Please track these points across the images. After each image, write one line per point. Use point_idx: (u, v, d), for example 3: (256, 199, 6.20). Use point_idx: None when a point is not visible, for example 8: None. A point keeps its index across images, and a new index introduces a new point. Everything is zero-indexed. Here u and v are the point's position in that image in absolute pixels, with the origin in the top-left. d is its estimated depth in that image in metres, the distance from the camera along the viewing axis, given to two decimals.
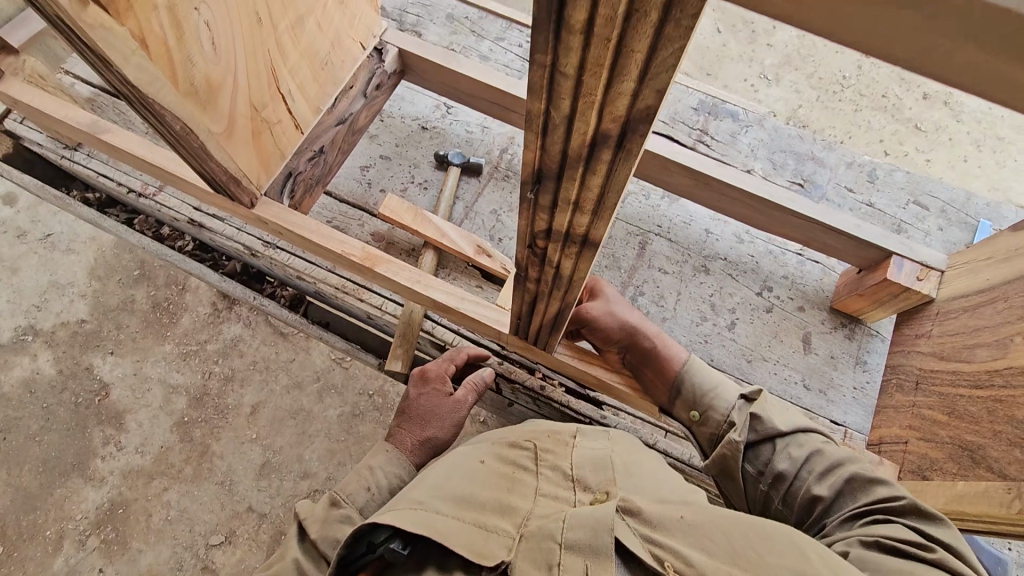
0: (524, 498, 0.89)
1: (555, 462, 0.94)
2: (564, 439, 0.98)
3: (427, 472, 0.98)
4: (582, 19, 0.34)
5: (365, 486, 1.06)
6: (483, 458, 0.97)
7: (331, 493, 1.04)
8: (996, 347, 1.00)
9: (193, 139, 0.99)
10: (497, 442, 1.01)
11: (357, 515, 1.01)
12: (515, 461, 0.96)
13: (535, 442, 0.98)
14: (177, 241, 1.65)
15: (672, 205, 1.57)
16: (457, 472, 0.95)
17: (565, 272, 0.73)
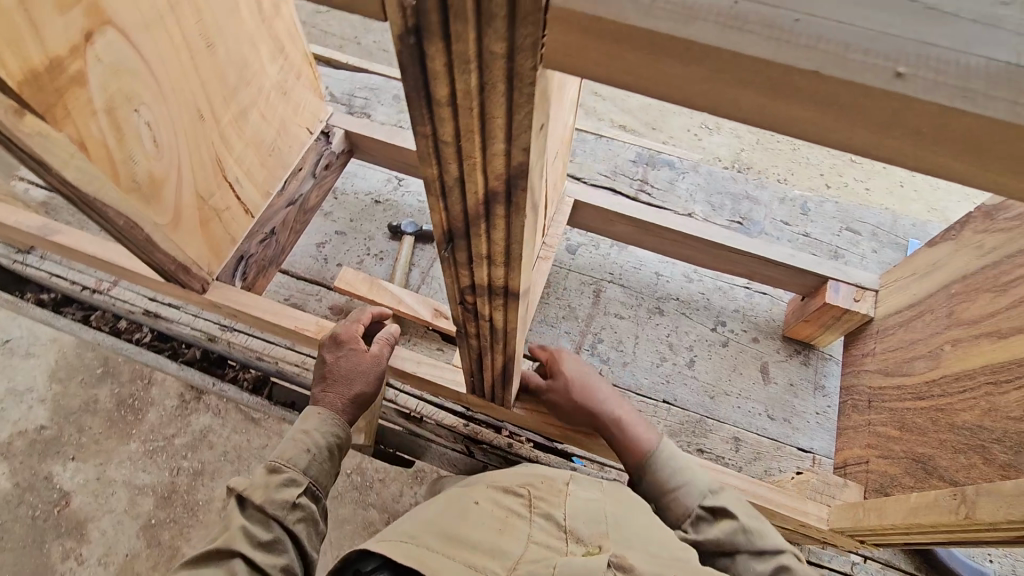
0: (516, 541, 0.85)
1: (547, 510, 0.90)
2: (560, 485, 0.94)
3: (420, 510, 0.94)
4: (445, 93, 0.39)
5: (304, 447, 1.05)
6: (477, 499, 0.93)
7: (270, 461, 1.03)
8: (929, 357, 1.04)
9: (139, 234, 1.02)
10: (492, 485, 0.96)
11: (301, 477, 1.01)
12: (509, 506, 0.92)
13: (530, 488, 0.94)
14: (135, 333, 1.63)
15: (621, 253, 1.63)
16: (449, 512, 0.91)
17: (499, 325, 0.75)
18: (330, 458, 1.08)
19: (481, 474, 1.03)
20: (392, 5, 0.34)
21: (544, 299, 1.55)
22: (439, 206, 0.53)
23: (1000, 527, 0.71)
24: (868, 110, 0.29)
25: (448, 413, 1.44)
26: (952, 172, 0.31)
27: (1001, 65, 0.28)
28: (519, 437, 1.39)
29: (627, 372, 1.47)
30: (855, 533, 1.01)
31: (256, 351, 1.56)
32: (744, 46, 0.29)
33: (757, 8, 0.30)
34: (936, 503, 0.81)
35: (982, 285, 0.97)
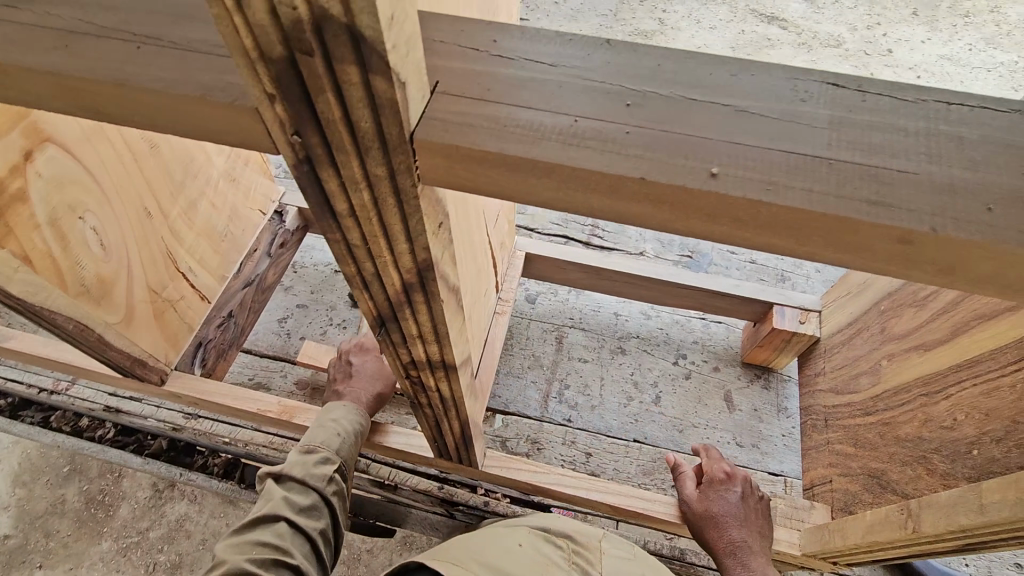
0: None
1: (584, 566, 0.91)
2: (598, 546, 0.96)
3: (465, 540, 0.94)
4: (345, 207, 0.43)
5: (335, 432, 1.11)
6: (523, 543, 0.93)
7: (303, 443, 1.08)
8: (870, 373, 1.08)
9: (91, 336, 1.00)
10: (535, 531, 0.97)
11: (335, 455, 1.07)
12: (550, 554, 0.92)
13: (568, 544, 0.95)
14: (98, 430, 1.59)
15: (579, 297, 1.65)
16: (496, 548, 0.91)
17: (446, 393, 0.77)
18: (355, 442, 1.14)
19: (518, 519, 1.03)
20: (281, 141, 0.38)
21: (508, 351, 1.56)
22: (364, 295, 0.56)
23: (945, 537, 0.74)
24: (696, 205, 0.34)
25: (422, 478, 1.43)
26: (779, 245, 0.36)
27: (798, 158, 0.33)
28: (495, 494, 1.39)
29: (596, 415, 1.48)
30: (826, 555, 1.02)
31: (222, 436, 1.53)
32: (580, 160, 0.34)
33: (592, 125, 0.35)
34: (888, 519, 0.84)
35: (906, 300, 1.03)
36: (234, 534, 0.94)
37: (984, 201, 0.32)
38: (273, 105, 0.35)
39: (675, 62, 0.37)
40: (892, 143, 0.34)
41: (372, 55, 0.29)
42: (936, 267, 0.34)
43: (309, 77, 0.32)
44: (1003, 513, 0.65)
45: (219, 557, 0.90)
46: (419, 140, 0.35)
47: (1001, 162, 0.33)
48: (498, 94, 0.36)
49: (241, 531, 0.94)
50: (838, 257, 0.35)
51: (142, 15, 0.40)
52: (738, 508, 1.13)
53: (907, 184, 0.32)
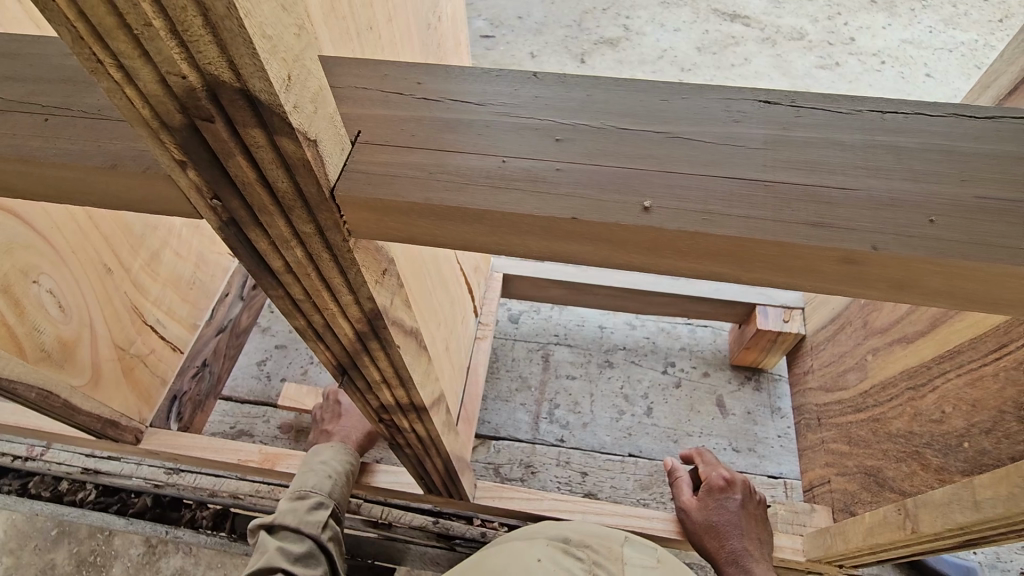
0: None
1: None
2: (619, 554, 0.88)
3: (480, 561, 0.87)
4: (281, 264, 0.41)
5: (325, 474, 1.07)
6: (541, 557, 0.84)
7: (292, 490, 1.03)
8: (856, 369, 1.07)
9: (56, 401, 0.97)
10: (553, 542, 0.88)
11: (327, 499, 1.03)
12: (568, 567, 0.84)
13: (590, 554, 0.87)
14: (78, 493, 1.55)
15: (562, 313, 1.64)
16: (511, 567, 0.82)
17: (423, 434, 0.75)
18: (347, 482, 1.10)
19: (539, 528, 0.95)
20: (200, 205, 0.36)
21: (494, 374, 1.53)
22: (319, 347, 0.54)
23: (945, 535, 0.72)
24: (633, 240, 0.32)
25: (417, 513, 1.39)
26: (726, 273, 0.34)
27: (734, 184, 0.32)
28: (492, 523, 1.34)
29: (589, 432, 1.45)
30: (831, 560, 1.00)
31: (206, 489, 1.47)
32: (508, 204, 0.32)
33: (521, 165, 0.33)
34: (887, 521, 0.81)
35: None
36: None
37: (925, 214, 0.30)
38: (185, 172, 0.33)
39: (605, 90, 0.36)
40: (831, 159, 0.32)
41: (274, 117, 0.28)
42: (888, 284, 0.32)
43: (214, 141, 0.30)
44: (997, 510, 0.63)
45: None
46: (342, 195, 0.33)
47: (941, 172, 0.32)
48: (420, 140, 0.35)
49: None
50: (788, 281, 0.34)
51: (47, 85, 0.38)
52: (742, 516, 1.08)
53: (848, 203, 0.31)
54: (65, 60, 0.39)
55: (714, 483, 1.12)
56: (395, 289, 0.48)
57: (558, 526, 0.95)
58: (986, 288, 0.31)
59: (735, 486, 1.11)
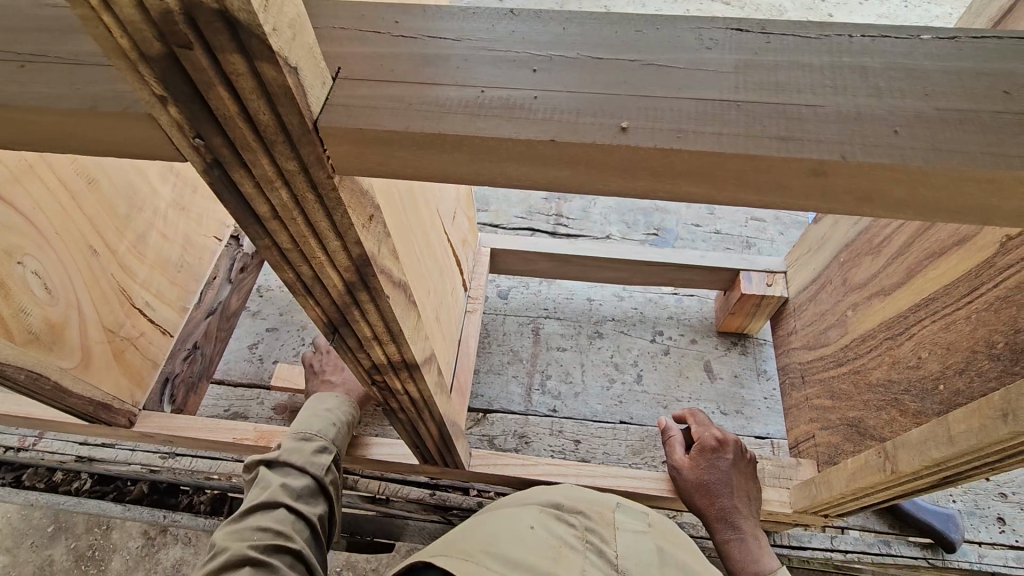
0: (571, 573, 0.74)
1: (600, 546, 0.80)
2: (610, 519, 0.85)
3: (472, 529, 0.85)
4: (267, 209, 0.41)
5: (329, 421, 1.10)
6: (532, 524, 0.82)
7: (294, 433, 1.04)
8: (838, 325, 1.10)
9: (46, 383, 0.97)
10: (545, 509, 0.86)
11: (331, 444, 1.05)
12: (561, 535, 0.81)
13: (583, 521, 0.84)
14: (74, 482, 1.55)
15: (551, 287, 1.66)
16: (503, 535, 0.80)
17: (416, 395, 0.76)
18: (348, 432, 1.13)
19: (534, 493, 0.93)
20: (184, 145, 0.36)
21: (485, 349, 1.55)
22: (309, 302, 0.55)
23: (922, 473, 0.75)
24: (611, 162, 0.34)
25: (414, 487, 1.39)
26: (698, 194, 0.36)
27: (705, 104, 0.33)
28: (487, 493, 1.37)
29: (581, 402, 1.47)
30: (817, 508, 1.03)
31: (203, 472, 1.45)
32: (489, 130, 0.33)
33: (499, 95, 0.34)
34: (868, 465, 0.84)
35: (863, 249, 1.05)
36: (233, 523, 0.90)
37: (889, 125, 0.32)
38: (167, 109, 0.33)
39: (580, 24, 0.37)
40: (799, 80, 0.34)
41: (253, 41, 0.28)
42: (854, 196, 0.34)
43: (194, 71, 0.30)
44: (970, 442, 0.65)
45: (220, 545, 0.87)
46: (325, 127, 0.34)
47: (901, 86, 0.33)
48: (400, 74, 0.35)
49: (239, 518, 0.91)
50: (759, 199, 0.36)
51: (21, 33, 0.38)
52: (734, 474, 1.10)
53: (815, 118, 0.32)
54: (41, 9, 0.39)
55: (709, 441, 1.13)
56: (382, 237, 0.49)
57: (552, 491, 0.92)
58: (944, 194, 0.33)
59: (730, 443, 1.13)
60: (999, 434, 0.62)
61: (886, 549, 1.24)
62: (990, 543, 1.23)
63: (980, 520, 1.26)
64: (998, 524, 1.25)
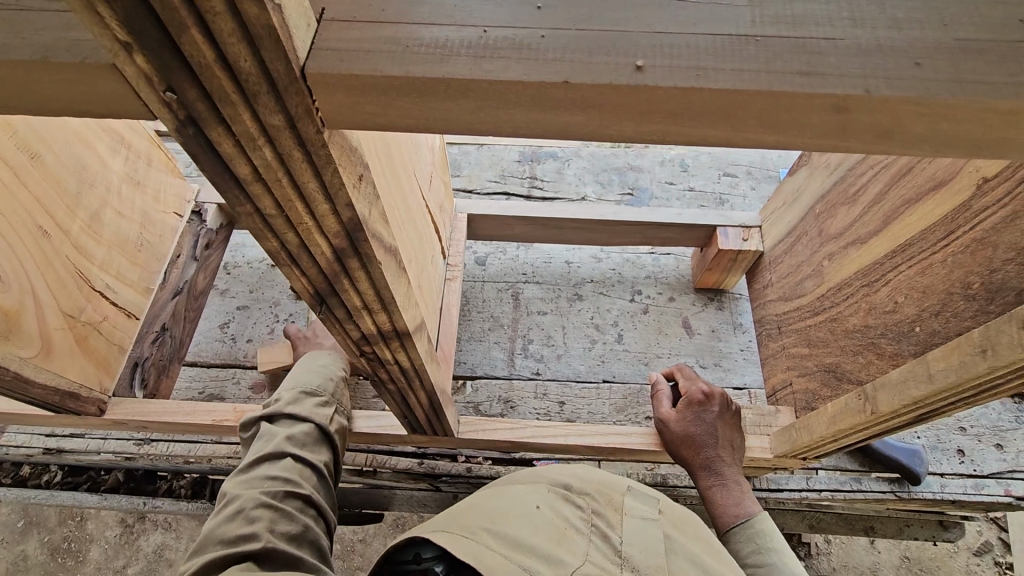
0: (574, 556, 0.75)
1: (606, 529, 0.82)
2: (619, 504, 0.87)
3: (477, 507, 0.86)
4: (249, 170, 0.38)
5: (326, 377, 1.10)
6: (540, 505, 0.84)
7: (295, 387, 1.05)
8: (814, 275, 1.12)
9: (6, 374, 0.92)
10: (555, 491, 0.87)
11: (333, 397, 1.07)
12: (568, 516, 0.82)
13: (590, 503, 0.86)
14: (43, 475, 1.49)
15: (529, 251, 1.65)
16: (509, 515, 0.81)
17: (407, 365, 0.74)
18: (343, 387, 1.14)
19: (543, 472, 0.95)
20: (152, 100, 0.32)
21: (466, 316, 1.54)
22: (294, 273, 0.52)
23: (900, 412, 0.78)
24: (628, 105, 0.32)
25: (401, 457, 1.38)
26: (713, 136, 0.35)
27: (721, 40, 0.31)
28: (476, 458, 1.38)
29: (564, 363, 1.48)
30: (798, 452, 1.06)
31: (180, 456, 1.39)
32: (497, 73, 0.31)
33: (504, 34, 0.32)
34: (848, 407, 0.87)
35: (838, 199, 1.07)
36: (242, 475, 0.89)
37: (911, 57, 0.31)
38: (132, 57, 0.29)
39: None
40: (815, 12, 0.32)
41: None
42: (871, 132, 0.33)
43: (164, 9, 0.27)
44: (949, 378, 0.68)
45: (229, 495, 0.85)
46: (313, 74, 0.31)
47: (921, 16, 0.32)
48: (392, 14, 0.32)
49: (244, 472, 0.89)
50: (775, 139, 0.35)
51: None
52: (717, 424, 1.12)
53: (837, 52, 0.31)
54: None
55: (691, 397, 1.16)
56: (372, 198, 0.46)
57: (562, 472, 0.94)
58: (964, 126, 0.32)
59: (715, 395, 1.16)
60: (978, 370, 0.65)
61: (857, 486, 1.31)
62: (952, 474, 1.32)
63: (942, 454, 1.34)
64: (958, 456, 1.33)
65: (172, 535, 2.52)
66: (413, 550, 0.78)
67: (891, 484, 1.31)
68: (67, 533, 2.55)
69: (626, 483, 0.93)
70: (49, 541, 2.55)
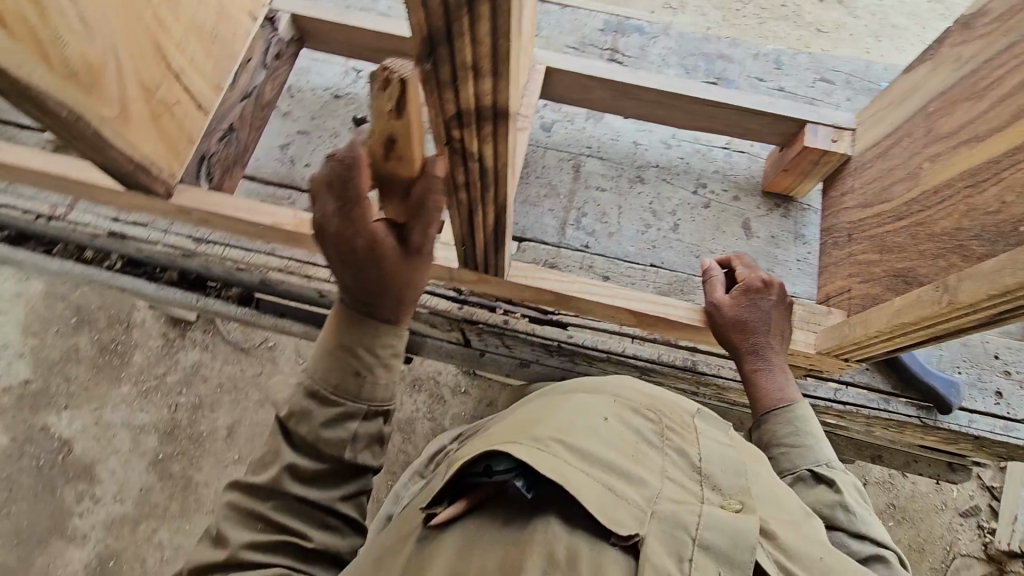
0: (652, 471, 0.85)
1: (681, 446, 0.90)
2: (690, 424, 0.95)
3: (543, 410, 0.91)
4: None
5: (350, 372, 0.96)
6: (608, 417, 0.90)
7: (320, 385, 0.95)
8: (907, 179, 1.06)
9: (87, 128, 0.93)
10: (620, 404, 0.94)
11: (358, 407, 0.97)
12: (637, 430, 0.90)
13: (661, 418, 0.94)
14: (103, 261, 1.59)
15: (597, 125, 1.58)
16: (581, 423, 0.87)
17: (488, 165, 0.73)
18: (384, 373, 0.98)
19: (606, 385, 1.01)
20: None
21: (524, 179, 1.51)
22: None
23: (978, 304, 0.76)
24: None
25: (442, 298, 1.41)
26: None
27: None
28: (514, 313, 1.41)
29: (614, 242, 1.46)
30: (842, 349, 1.06)
31: (235, 262, 1.47)
32: None
33: None
34: (919, 300, 0.85)
35: (961, 96, 0.97)
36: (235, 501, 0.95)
37: None
38: None
39: None
40: None
41: None
42: None
43: None
44: None
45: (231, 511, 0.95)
46: None
47: None
48: None
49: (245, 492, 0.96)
50: None
51: None
52: (772, 312, 1.12)
53: None
54: None
55: (745, 286, 1.14)
56: None
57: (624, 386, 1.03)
58: None
59: (768, 284, 1.14)
60: None
61: (883, 405, 1.32)
62: (983, 413, 1.31)
63: (979, 392, 1.32)
64: (995, 397, 1.32)
65: (208, 356, 2.76)
66: (483, 461, 0.81)
67: (918, 409, 1.31)
68: (114, 336, 2.77)
69: (694, 408, 1.00)
70: (98, 340, 2.76)
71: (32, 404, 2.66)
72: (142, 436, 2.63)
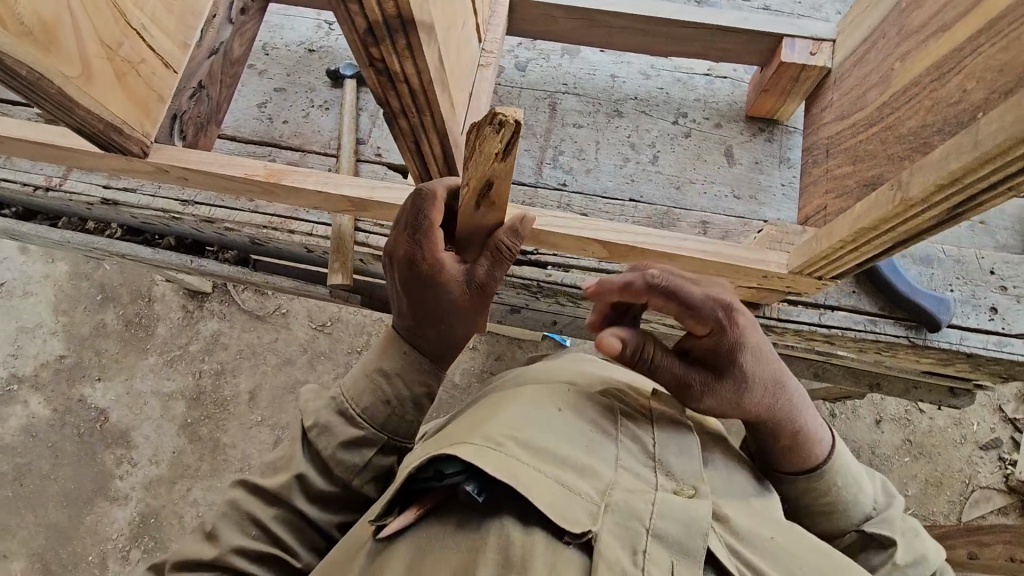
0: (605, 461, 0.79)
1: (634, 431, 0.85)
2: (642, 407, 0.90)
3: (503, 400, 0.85)
4: None
5: (381, 398, 0.98)
6: (562, 407, 0.83)
7: (350, 403, 0.98)
8: (880, 84, 1.01)
9: (51, 86, 0.97)
10: (573, 388, 0.88)
11: (377, 432, 0.98)
12: (594, 418, 0.84)
13: (614, 404, 0.88)
14: (105, 231, 1.67)
15: (573, 60, 1.55)
16: (535, 414, 0.80)
17: (417, 86, 0.72)
18: (415, 407, 1.01)
19: (559, 371, 0.95)
20: None
21: None
22: None
23: (931, 197, 0.73)
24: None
25: None
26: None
27: None
28: None
29: (592, 178, 1.44)
30: (816, 265, 1.03)
31: (222, 222, 1.47)
32: None
33: None
34: (877, 203, 0.82)
35: None
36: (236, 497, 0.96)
37: None
38: None
39: None
40: None
41: None
42: None
43: None
44: (991, 143, 0.62)
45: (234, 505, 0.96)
46: None
47: None
48: None
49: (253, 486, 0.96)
50: None
51: None
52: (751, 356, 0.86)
53: None
54: None
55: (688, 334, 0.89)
56: None
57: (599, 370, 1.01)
58: None
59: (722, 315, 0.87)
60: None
61: (870, 327, 1.30)
62: (976, 329, 1.27)
63: (972, 308, 1.28)
64: (990, 313, 1.28)
65: (226, 324, 2.89)
66: (431, 464, 0.77)
67: (906, 329, 1.28)
68: (139, 310, 2.92)
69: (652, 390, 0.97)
70: (124, 314, 2.92)
71: (69, 377, 2.83)
72: (170, 402, 2.78)
